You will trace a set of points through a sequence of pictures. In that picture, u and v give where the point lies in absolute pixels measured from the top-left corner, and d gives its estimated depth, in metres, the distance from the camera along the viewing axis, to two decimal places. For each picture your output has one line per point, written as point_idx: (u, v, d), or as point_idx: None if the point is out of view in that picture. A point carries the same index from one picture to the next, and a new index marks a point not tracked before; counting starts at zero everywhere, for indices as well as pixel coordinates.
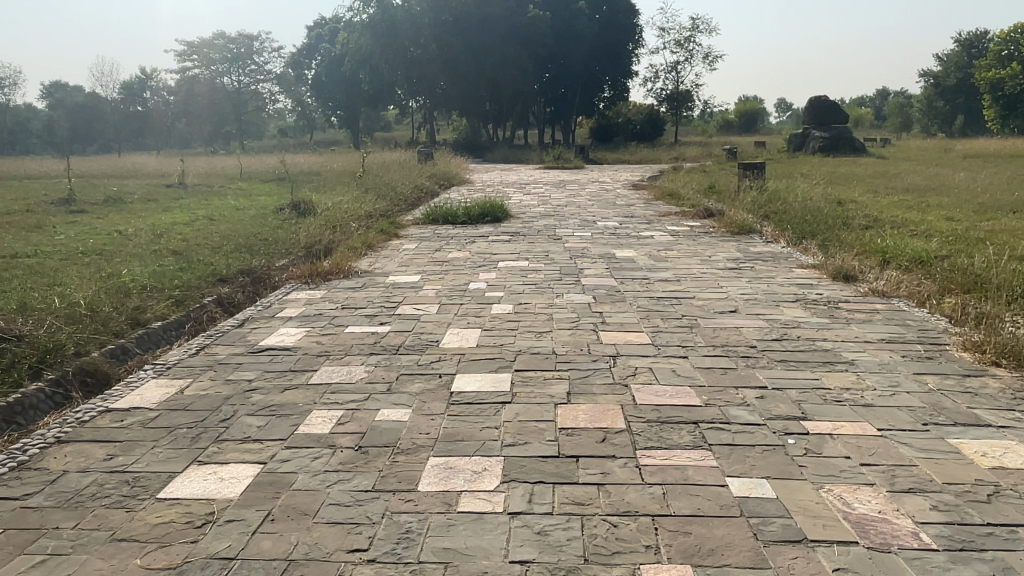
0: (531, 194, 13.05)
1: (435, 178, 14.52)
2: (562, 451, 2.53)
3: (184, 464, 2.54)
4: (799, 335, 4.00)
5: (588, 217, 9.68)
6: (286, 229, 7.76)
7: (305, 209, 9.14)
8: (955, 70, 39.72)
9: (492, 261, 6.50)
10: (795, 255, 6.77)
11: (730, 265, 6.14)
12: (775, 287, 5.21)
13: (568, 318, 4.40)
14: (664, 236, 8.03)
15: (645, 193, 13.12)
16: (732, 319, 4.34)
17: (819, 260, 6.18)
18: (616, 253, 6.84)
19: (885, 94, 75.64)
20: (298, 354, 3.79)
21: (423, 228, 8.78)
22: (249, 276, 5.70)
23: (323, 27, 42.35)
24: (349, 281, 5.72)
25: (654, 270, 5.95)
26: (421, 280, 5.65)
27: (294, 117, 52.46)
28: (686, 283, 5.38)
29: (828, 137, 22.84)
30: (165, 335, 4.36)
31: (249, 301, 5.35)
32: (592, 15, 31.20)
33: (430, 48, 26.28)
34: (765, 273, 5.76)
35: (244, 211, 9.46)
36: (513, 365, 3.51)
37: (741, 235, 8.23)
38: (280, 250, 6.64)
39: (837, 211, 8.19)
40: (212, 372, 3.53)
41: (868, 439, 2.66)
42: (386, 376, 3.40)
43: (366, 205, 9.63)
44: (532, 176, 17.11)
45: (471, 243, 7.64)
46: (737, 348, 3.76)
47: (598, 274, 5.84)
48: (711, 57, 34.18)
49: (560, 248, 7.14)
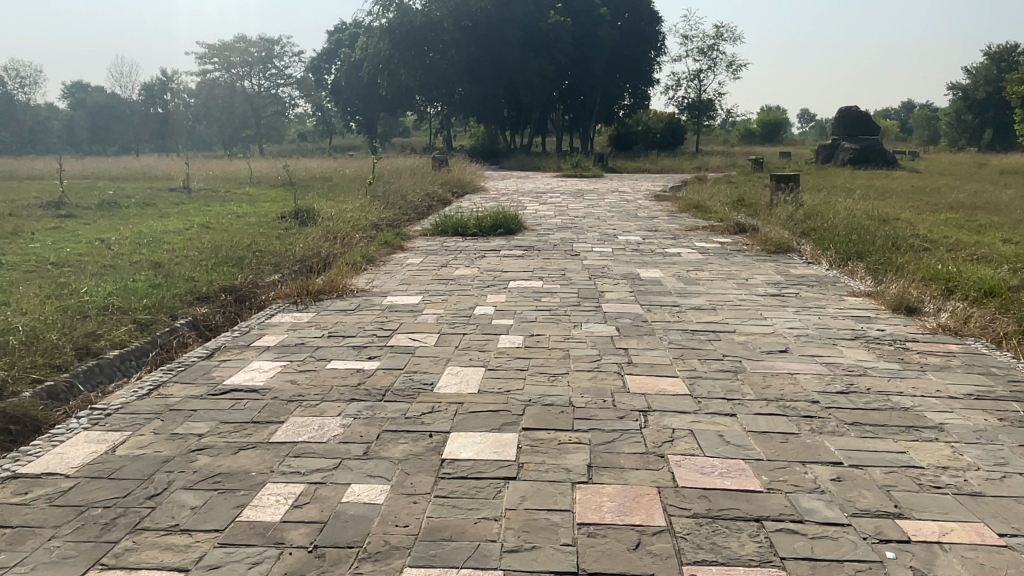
0: (548, 203, 12.39)
1: (449, 185, 13.97)
2: (584, 565, 1.89)
3: (82, 569, 1.91)
4: (869, 390, 3.31)
5: (607, 230, 9.03)
6: (283, 240, 7.18)
7: (307, 217, 8.56)
8: (984, 83, 38.65)
9: (502, 281, 5.86)
10: (842, 280, 6.12)
11: (770, 291, 5.47)
12: (827, 321, 4.55)
13: (588, 356, 3.74)
14: (692, 254, 7.35)
15: (668, 205, 12.43)
16: (785, 363, 3.67)
17: (872, 288, 5.54)
18: (640, 273, 6.18)
19: (910, 105, 74.20)
20: (264, 399, 3.15)
21: (431, 240, 8.19)
22: (232, 294, 5.09)
23: (342, 31, 41.95)
24: (343, 302, 5.11)
25: (684, 295, 5.29)
26: (423, 303, 5.02)
27: (313, 119, 52.19)
28: (723, 313, 4.71)
29: (859, 149, 22.05)
30: (121, 367, 3.77)
31: (229, 323, 4.75)
32: (615, 21, 30.53)
33: (448, 52, 25.77)
34: (810, 303, 5.07)
35: (243, 219, 8.89)
36: (522, 422, 2.85)
37: (778, 254, 7.58)
38: (273, 264, 6.05)
39: (883, 230, 7.53)
40: (157, 422, 2.91)
41: (991, 553, 2.00)
42: (364, 435, 2.76)
43: (372, 213, 9.07)
44: (549, 184, 16.46)
45: (482, 258, 7.01)
46: (795, 407, 3.08)
47: (621, 298, 5.18)
48: (735, 67, 33.44)
49: (580, 267, 6.48)
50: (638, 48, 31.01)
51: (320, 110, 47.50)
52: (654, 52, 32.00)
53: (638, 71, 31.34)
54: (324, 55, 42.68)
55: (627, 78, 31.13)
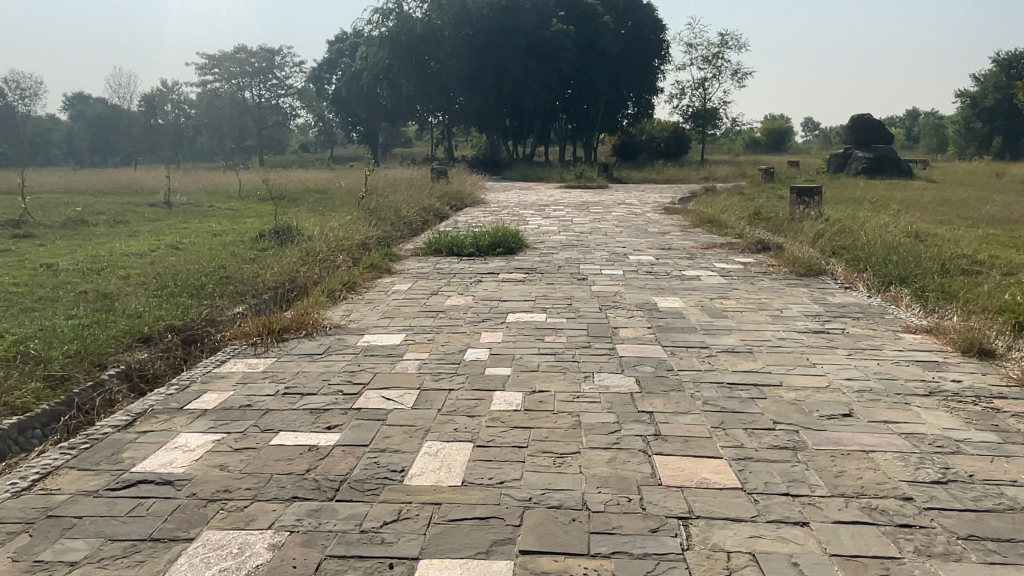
0: (552, 217, 11.62)
1: (446, 198, 13.26)
2: None
3: None
4: (975, 479, 2.52)
5: (616, 249, 8.26)
6: (255, 263, 6.43)
7: (288, 235, 7.80)
8: (993, 91, 37.65)
9: (500, 313, 5.10)
10: (889, 311, 5.35)
11: (811, 327, 4.68)
12: (891, 371, 3.77)
13: (603, 425, 2.96)
14: (713, 277, 6.58)
15: (680, 218, 11.65)
16: (855, 435, 2.89)
17: (929, 323, 4.75)
18: (657, 303, 5.41)
19: (915, 113, 73.32)
20: (177, 499, 2.38)
21: (422, 261, 7.46)
22: (180, 334, 4.32)
23: (343, 41, 41.42)
24: (311, 341, 4.34)
25: (711, 332, 4.51)
26: (405, 344, 4.25)
27: (312, 129, 51.60)
28: (763, 358, 3.94)
29: (872, 157, 21.27)
30: (19, 440, 3.01)
31: (172, 371, 3.98)
32: (619, 29, 29.76)
33: (449, 61, 25.11)
34: (861, 344, 4.29)
35: (219, 238, 8.15)
36: (520, 541, 2.08)
37: (809, 276, 6.81)
38: (238, 293, 5.31)
39: (924, 250, 6.75)
40: (22, 541, 2.14)
41: None
42: (300, 565, 1.98)
43: (359, 230, 8.34)
44: (553, 196, 15.73)
45: (477, 284, 6.24)
46: (885, 509, 2.30)
47: (638, 336, 4.41)
48: (740, 75, 32.68)
49: (588, 295, 5.72)
50: (643, 57, 30.32)
51: (321, 121, 46.86)
52: (659, 60, 31.29)
53: (643, 80, 30.63)
54: (325, 65, 42.11)
55: (631, 87, 30.46)
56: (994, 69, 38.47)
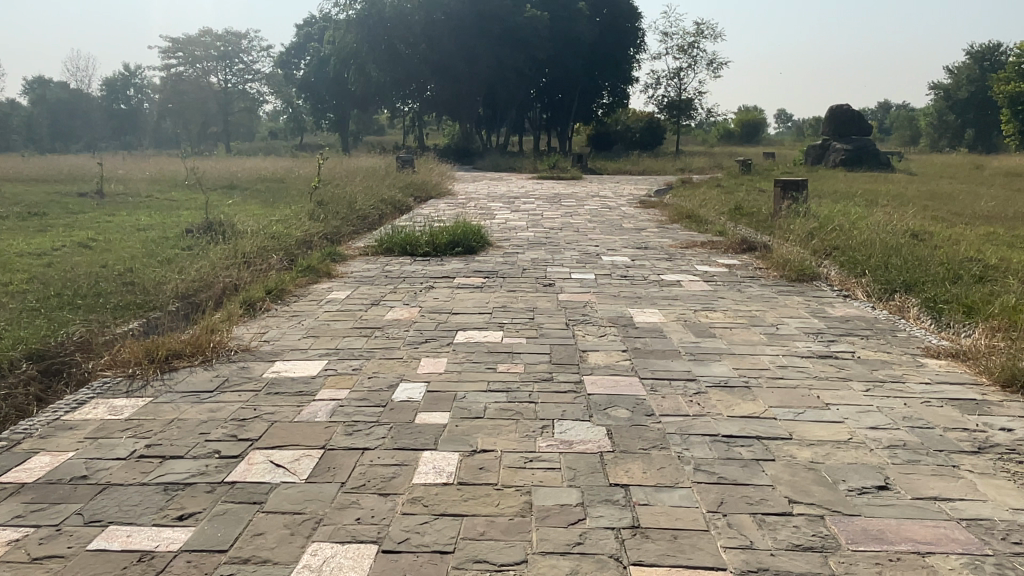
0: (520, 210, 10.83)
1: (410, 188, 12.41)
2: None
3: None
4: None
5: (588, 248, 7.47)
6: (171, 266, 5.54)
7: (219, 232, 6.89)
8: (966, 84, 37.29)
9: (448, 330, 4.29)
10: (901, 327, 4.62)
11: (816, 351, 3.92)
12: (927, 416, 3.01)
13: (562, 511, 2.16)
14: (696, 283, 5.83)
15: (656, 213, 10.91)
16: (903, 526, 2.12)
17: (956, 346, 4.01)
18: (633, 316, 4.64)
19: (886, 105, 73.35)
20: None
21: (369, 262, 6.61)
22: (39, 363, 3.43)
23: (311, 25, 40.20)
24: (205, 372, 3.48)
25: (698, 358, 3.73)
26: (321, 376, 3.41)
27: (282, 116, 50.13)
28: (764, 397, 3.16)
29: (851, 149, 20.71)
30: None
31: (17, 415, 3.10)
32: (593, 17, 28.90)
33: (419, 46, 24.10)
34: (879, 375, 3.53)
35: (142, 234, 7.21)
36: None
37: (802, 281, 6.08)
38: (134, 307, 4.43)
39: (930, 252, 6.04)
40: None
41: None
42: None
43: (300, 226, 7.45)
44: (523, 188, 14.90)
45: (428, 290, 5.41)
46: None
47: (610, 364, 3.62)
48: (716, 65, 32.03)
49: (553, 306, 4.92)
50: (619, 45, 29.52)
51: (289, 107, 45.47)
52: (635, 49, 30.51)
53: (618, 68, 29.84)
54: (293, 49, 40.68)
55: (605, 76, 29.68)
56: (967, 62, 38.08)
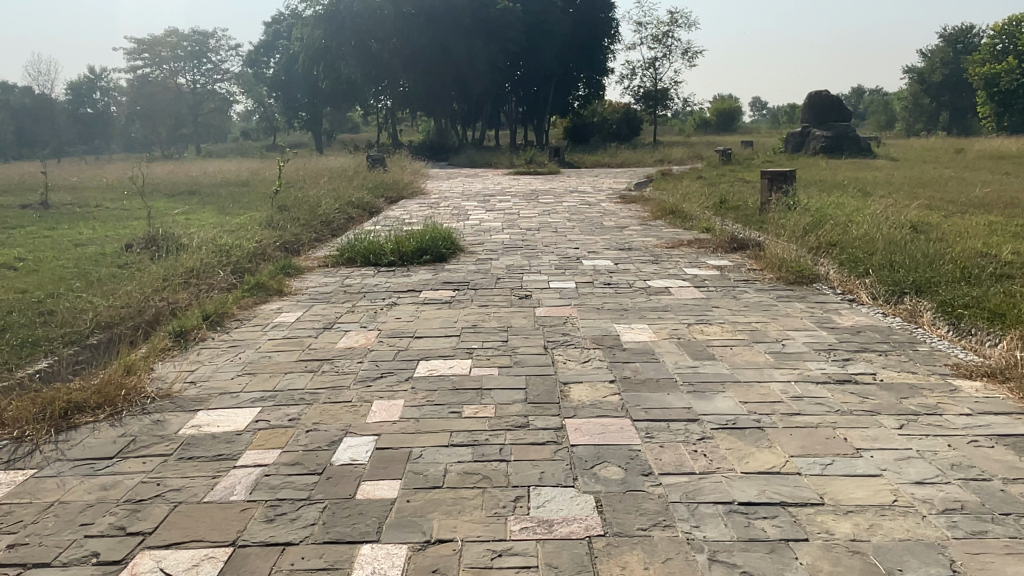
0: (495, 210, 10.25)
1: (379, 189, 11.80)
2: None
3: None
4: None
5: (567, 251, 6.93)
6: (97, 288, 4.90)
7: (161, 246, 6.25)
8: (941, 67, 37.13)
9: (409, 360, 3.71)
10: (918, 338, 4.12)
11: (833, 374, 3.39)
12: (981, 465, 2.47)
13: None
14: (686, 289, 5.30)
15: (638, 208, 10.39)
16: None
17: (988, 362, 3.50)
18: (619, 334, 4.10)
19: (860, 91, 73.36)
20: None
21: (327, 276, 6.02)
22: None
23: (280, 23, 39.20)
24: (111, 432, 2.88)
25: (699, 389, 3.19)
26: (250, 431, 2.83)
27: (254, 116, 49.05)
28: (782, 443, 2.63)
29: (831, 136, 20.34)
30: None
31: None
32: (568, 8, 28.28)
33: (389, 40, 23.34)
34: (912, 406, 3.00)
35: (77, 250, 6.54)
36: None
37: (801, 283, 5.59)
38: (40, 344, 3.79)
39: (936, 247, 5.56)
40: None
41: None
42: None
43: (254, 236, 6.82)
44: (499, 185, 14.31)
45: (389, 308, 4.84)
46: None
47: (596, 400, 3.07)
48: (691, 54, 31.59)
49: (529, 324, 4.36)
50: (593, 36, 28.95)
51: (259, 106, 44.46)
52: (609, 39, 29.96)
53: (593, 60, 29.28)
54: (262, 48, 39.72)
55: (580, 68, 29.11)
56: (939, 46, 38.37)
